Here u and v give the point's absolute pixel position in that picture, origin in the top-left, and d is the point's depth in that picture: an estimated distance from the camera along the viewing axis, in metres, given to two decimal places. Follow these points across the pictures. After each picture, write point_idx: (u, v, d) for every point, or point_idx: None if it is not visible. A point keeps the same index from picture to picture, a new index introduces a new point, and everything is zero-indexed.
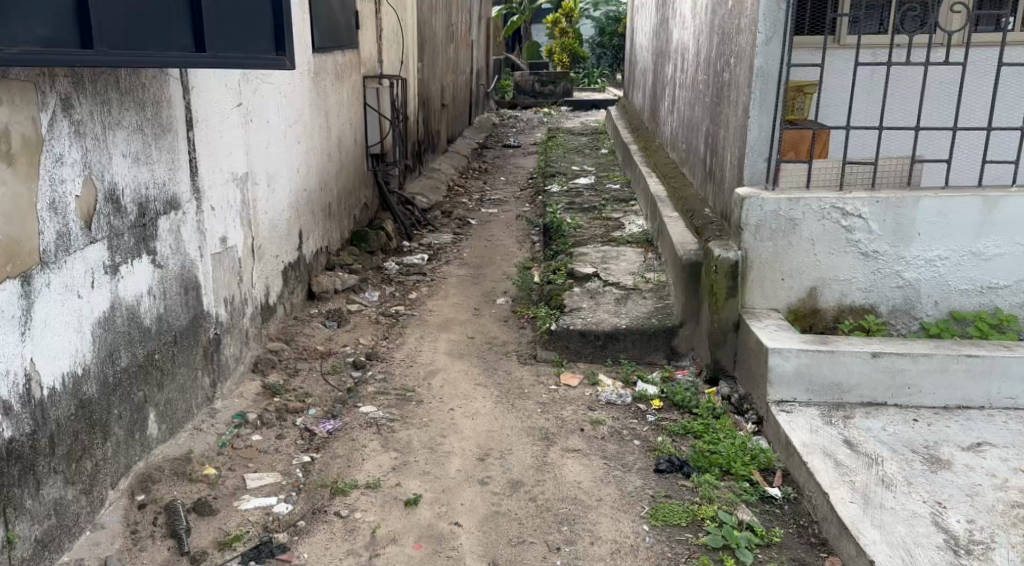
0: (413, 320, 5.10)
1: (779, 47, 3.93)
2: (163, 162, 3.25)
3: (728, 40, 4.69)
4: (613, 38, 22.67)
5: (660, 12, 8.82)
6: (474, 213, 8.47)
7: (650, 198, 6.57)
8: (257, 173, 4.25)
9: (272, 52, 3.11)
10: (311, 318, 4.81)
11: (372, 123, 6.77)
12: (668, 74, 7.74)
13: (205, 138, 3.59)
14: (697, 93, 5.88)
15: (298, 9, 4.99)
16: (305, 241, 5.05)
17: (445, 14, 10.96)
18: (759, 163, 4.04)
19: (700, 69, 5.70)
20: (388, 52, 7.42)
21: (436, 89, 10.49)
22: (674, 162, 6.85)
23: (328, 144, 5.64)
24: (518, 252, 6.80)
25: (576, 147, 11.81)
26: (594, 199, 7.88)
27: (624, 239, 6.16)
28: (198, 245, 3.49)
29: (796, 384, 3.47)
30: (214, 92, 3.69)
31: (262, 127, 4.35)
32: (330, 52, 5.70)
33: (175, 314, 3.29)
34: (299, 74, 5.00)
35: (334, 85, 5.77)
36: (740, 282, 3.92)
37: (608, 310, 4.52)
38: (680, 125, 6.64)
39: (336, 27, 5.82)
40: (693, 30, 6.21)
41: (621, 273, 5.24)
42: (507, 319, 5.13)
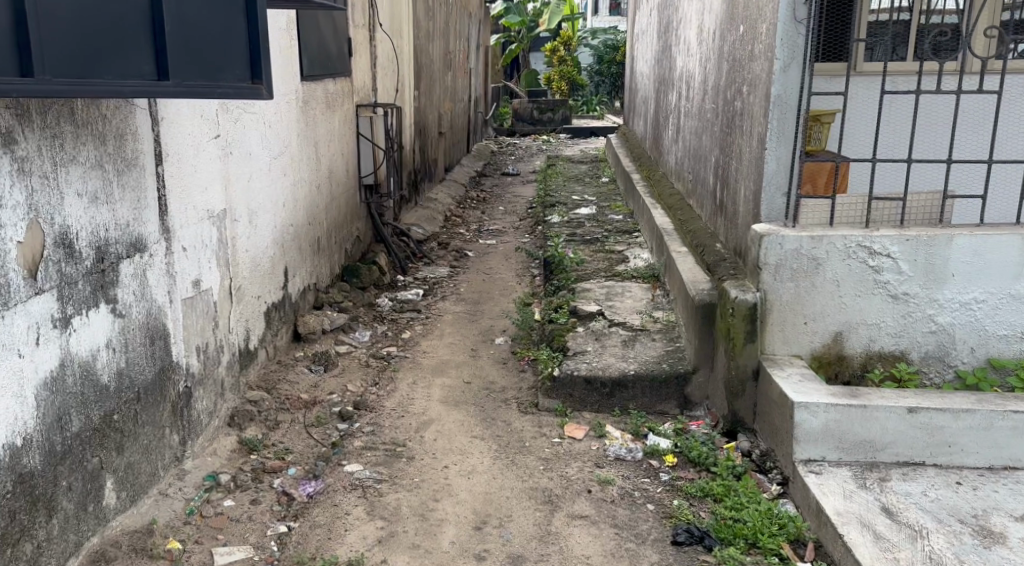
0: (406, 363, 4.78)
1: (797, 74, 3.67)
2: (127, 201, 2.96)
3: (740, 67, 4.42)
4: (611, 65, 22.50)
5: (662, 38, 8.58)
6: (472, 245, 8.17)
7: (655, 231, 6.28)
8: (238, 209, 3.96)
9: (248, 81, 2.80)
10: (296, 362, 4.49)
11: (365, 153, 6.49)
12: (672, 102, 7.48)
13: (178, 174, 3.31)
14: (704, 121, 5.61)
15: (284, 35, 4.73)
16: (291, 279, 4.75)
17: (442, 41, 10.74)
18: (776, 198, 3.76)
19: (708, 97, 5.43)
20: (382, 79, 7.16)
21: (433, 117, 10.25)
22: (680, 193, 6.57)
23: (317, 176, 5.36)
24: (517, 287, 6.50)
25: (576, 176, 11.54)
26: (595, 230, 7.59)
27: (628, 273, 5.86)
28: (166, 288, 3.20)
29: (825, 442, 3.17)
30: (190, 124, 3.41)
31: (244, 160, 4.07)
32: (320, 81, 5.43)
33: (139, 366, 2.99)
34: (285, 103, 4.73)
35: (324, 114, 5.50)
36: (759, 325, 3.62)
37: (615, 353, 4.20)
38: (686, 154, 6.36)
39: (327, 55, 5.56)
40: (699, 57, 5.95)
41: (628, 312, 4.93)
42: (506, 361, 4.81)
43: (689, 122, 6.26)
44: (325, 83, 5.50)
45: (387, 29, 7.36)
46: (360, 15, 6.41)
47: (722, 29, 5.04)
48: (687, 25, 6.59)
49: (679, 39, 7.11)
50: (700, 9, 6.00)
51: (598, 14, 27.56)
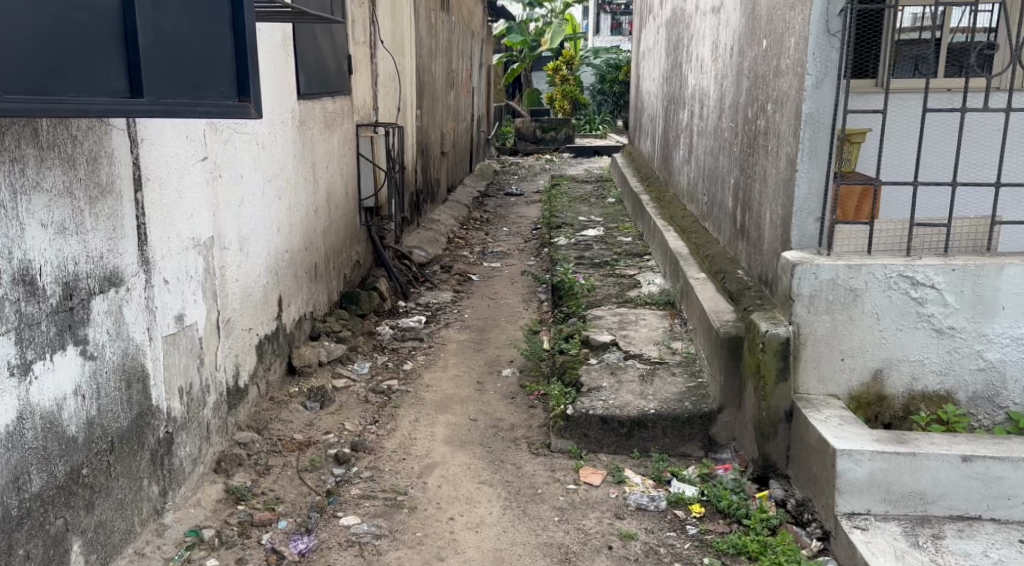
0: (408, 397, 4.49)
1: (831, 91, 3.41)
2: (102, 230, 2.68)
3: (765, 83, 4.15)
4: (614, 85, 22.29)
5: (671, 55, 8.33)
6: (476, 268, 7.90)
7: (668, 254, 6.00)
8: (227, 236, 3.69)
9: (234, 99, 2.53)
10: (290, 398, 4.20)
11: (366, 174, 6.23)
12: (683, 121, 7.22)
13: (161, 198, 3.04)
14: (721, 141, 5.35)
15: (279, 51, 4.47)
16: (285, 309, 4.46)
17: (445, 59, 10.51)
18: (808, 224, 3.48)
19: (726, 115, 5.16)
20: (383, 98, 6.92)
21: (435, 137, 9.99)
22: (694, 215, 6.30)
23: (315, 199, 5.09)
24: (524, 314, 6.22)
25: (580, 196, 11.27)
26: (604, 253, 7.31)
27: (642, 300, 5.57)
28: (145, 324, 2.92)
29: (870, 493, 2.89)
30: (174, 146, 3.14)
31: (235, 183, 3.80)
32: (318, 99, 5.17)
33: (112, 413, 2.71)
34: (281, 122, 4.47)
35: (323, 133, 5.25)
36: (792, 362, 3.34)
37: (632, 389, 3.91)
38: (700, 174, 6.08)
39: (326, 72, 5.30)
40: (714, 75, 5.71)
41: (643, 342, 4.65)
42: (514, 396, 4.52)
43: (703, 142, 6.00)
44: (324, 102, 5.25)
45: (389, 46, 7.12)
46: (360, 31, 6.17)
47: (741, 45, 4.79)
48: (700, 42, 6.35)
49: (690, 57, 6.86)
50: (714, 25, 5.76)
51: (600, 34, 27.41)
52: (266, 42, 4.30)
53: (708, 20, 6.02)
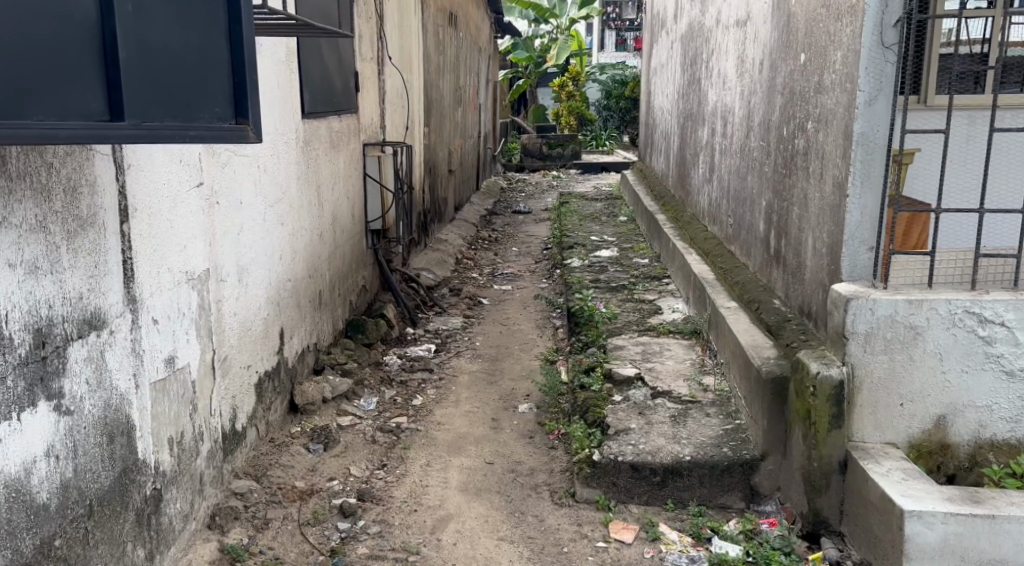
0: (418, 436, 4.19)
1: (885, 110, 3.13)
2: (81, 268, 2.39)
3: (805, 100, 3.85)
4: (620, 101, 22.03)
5: (687, 71, 8.05)
6: (486, 291, 7.60)
7: (690, 279, 5.70)
8: (225, 267, 3.39)
9: (229, 121, 2.25)
10: (292, 439, 3.90)
11: (373, 195, 5.94)
12: (702, 139, 6.93)
13: (151, 229, 2.75)
14: (749, 161, 5.05)
15: (282, 67, 4.18)
16: (287, 342, 4.16)
17: (452, 76, 10.24)
18: (861, 253, 3.19)
19: (755, 134, 4.87)
20: (391, 115, 6.64)
21: (443, 154, 9.71)
22: (717, 237, 5.99)
23: (320, 223, 4.80)
24: (538, 341, 5.91)
25: (591, 215, 10.97)
26: (621, 276, 7.01)
27: (665, 328, 5.27)
28: (131, 370, 2.63)
29: (944, 561, 2.61)
30: (166, 171, 2.85)
31: (234, 209, 3.51)
32: (324, 118, 4.89)
33: (91, 473, 2.42)
34: (284, 142, 4.18)
35: (329, 153, 4.97)
36: (845, 408, 3.04)
37: (664, 432, 3.59)
38: (725, 196, 5.78)
39: (332, 89, 5.02)
40: (740, 91, 5.41)
41: (670, 377, 4.34)
42: (532, 435, 4.21)
43: (728, 161, 5.70)
44: (330, 120, 4.97)
45: (397, 61, 6.85)
46: (368, 45, 5.90)
47: (774, 60, 4.50)
48: (722, 56, 6.06)
49: (710, 72, 6.58)
50: (740, 39, 5.48)
51: (605, 50, 27.18)
52: (269, 57, 4.01)
53: (732, 34, 5.73)
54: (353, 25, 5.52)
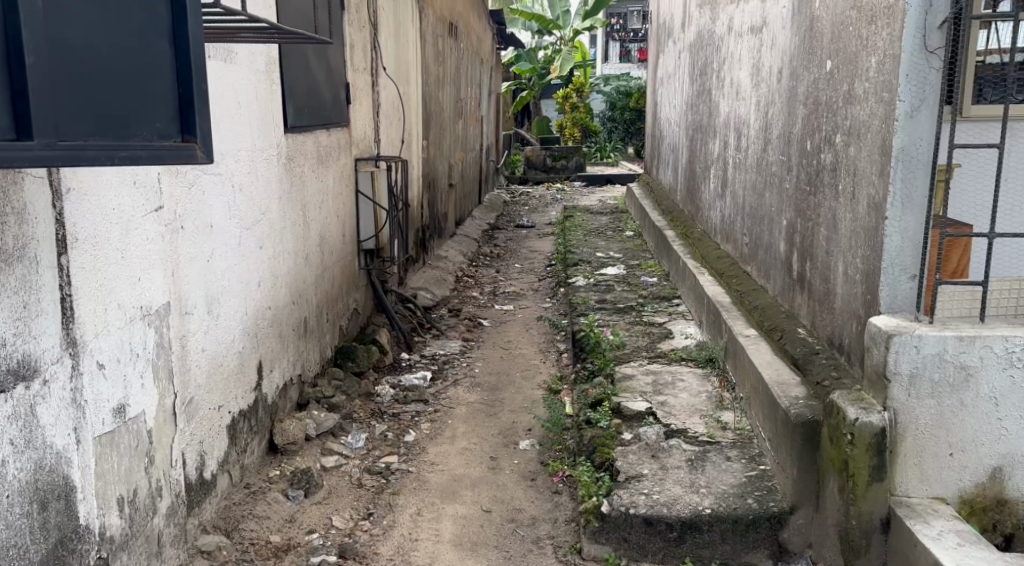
0: (409, 478, 3.84)
1: (928, 122, 2.79)
2: (6, 311, 2.06)
3: (833, 111, 3.50)
4: (625, 112, 21.67)
5: (696, 81, 7.71)
6: (487, 311, 7.25)
7: (703, 302, 5.35)
8: (193, 298, 3.06)
9: (174, 138, 1.91)
10: (270, 484, 3.56)
11: (366, 213, 5.60)
12: (713, 151, 6.58)
13: (98, 261, 2.41)
14: (767, 176, 4.70)
15: (263, 77, 3.83)
16: (266, 376, 3.82)
17: (453, 88, 9.92)
18: (901, 282, 2.86)
19: (775, 148, 4.51)
20: (387, 128, 6.31)
21: (443, 168, 9.37)
22: (732, 257, 5.63)
23: (306, 244, 4.46)
24: (541, 367, 5.56)
25: (596, 229, 10.62)
26: (628, 296, 6.66)
27: (678, 356, 4.91)
28: (71, 424, 2.29)
29: None
30: (117, 195, 2.51)
31: (204, 234, 3.18)
32: (311, 132, 4.55)
33: (13, 550, 2.08)
34: (265, 159, 3.85)
35: (317, 170, 4.64)
36: (888, 459, 2.70)
37: (680, 479, 3.25)
38: (740, 213, 5.43)
39: (320, 102, 4.68)
40: (756, 102, 5.06)
41: (685, 413, 3.98)
42: (534, 476, 3.85)
43: (743, 175, 5.35)
44: (317, 135, 4.64)
45: (393, 70, 6.53)
46: (360, 54, 5.57)
47: (796, 69, 4.15)
48: (736, 65, 5.71)
49: (723, 82, 6.23)
50: (755, 46, 5.13)
51: (609, 61, 26.81)
52: (250, 65, 3.69)
53: (747, 41, 5.39)
54: (344, 33, 5.19)
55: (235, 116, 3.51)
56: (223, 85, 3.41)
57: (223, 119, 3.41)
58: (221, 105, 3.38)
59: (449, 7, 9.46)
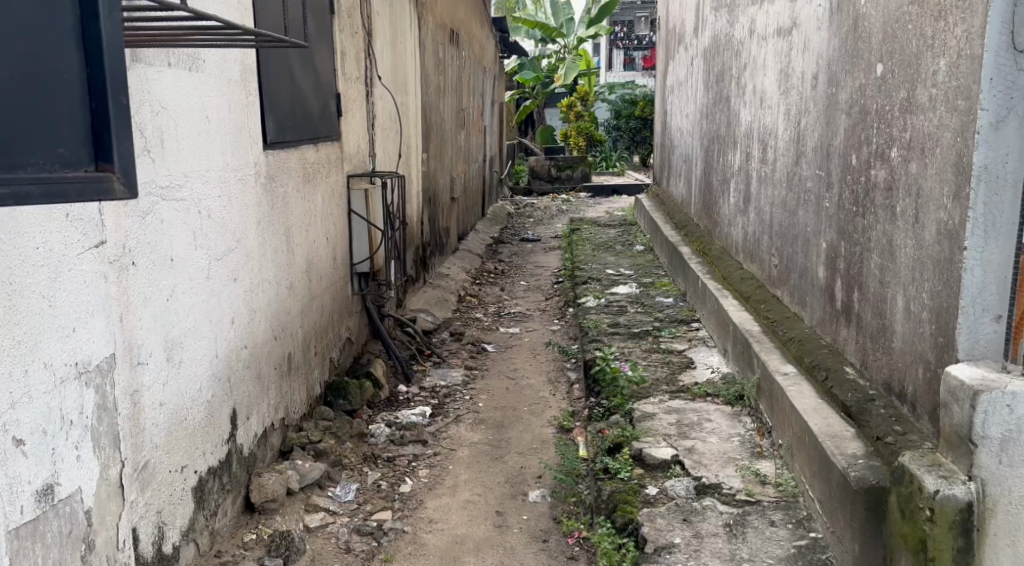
0: (405, 540, 3.40)
1: (1016, 135, 2.34)
2: None
3: (888, 123, 3.06)
4: (630, 120, 21.19)
5: (712, 88, 7.26)
6: (492, 334, 6.80)
7: (728, 329, 4.90)
8: (147, 346, 2.62)
9: (87, 167, 1.52)
10: (244, 552, 3.13)
11: (359, 234, 5.15)
12: (733, 163, 6.13)
13: (14, 312, 1.99)
14: (801, 192, 4.26)
15: (238, 86, 3.38)
16: (243, 426, 3.39)
17: (454, 98, 9.48)
18: (984, 323, 2.42)
19: (812, 161, 4.07)
20: (383, 141, 5.88)
21: (444, 181, 8.93)
22: (758, 279, 5.18)
23: (291, 272, 4.01)
24: (551, 400, 5.11)
25: (604, 243, 10.17)
26: (643, 318, 6.22)
27: (704, 391, 4.46)
28: None
29: None
30: (43, 232, 2.08)
31: (163, 269, 2.74)
32: (298, 148, 4.12)
33: None
34: (242, 179, 3.40)
35: (304, 189, 4.20)
36: (975, 539, 2.28)
37: (718, 551, 2.83)
38: (767, 232, 4.98)
39: (307, 114, 4.24)
40: (785, 111, 4.62)
41: (716, 461, 3.55)
42: (546, 535, 3.42)
43: (770, 191, 4.91)
44: (305, 151, 4.21)
45: (389, 79, 6.09)
46: (354, 62, 5.14)
47: (837, 74, 3.71)
48: (761, 71, 5.26)
49: (744, 89, 5.78)
50: (784, 50, 4.69)
51: (613, 69, 26.33)
52: (223, 71, 3.25)
53: (774, 45, 4.94)
54: (334, 38, 4.76)
55: (203, 130, 3.07)
56: (190, 95, 2.97)
57: (190, 137, 2.96)
58: (186, 118, 2.94)
59: (449, 14, 9.02)
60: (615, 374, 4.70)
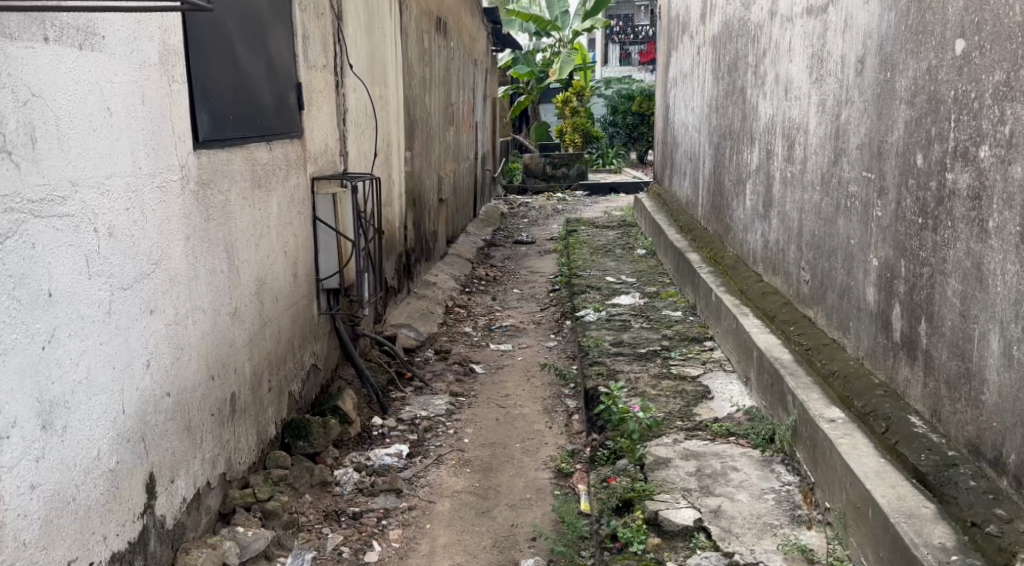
0: None
1: None
2: None
3: (986, 116, 2.43)
4: (626, 116, 20.45)
5: (723, 78, 6.60)
6: (481, 351, 6.15)
7: (752, 354, 4.27)
8: (14, 412, 2.02)
9: None
10: None
11: (326, 244, 4.46)
12: (751, 162, 5.49)
13: None
14: (844, 198, 3.62)
15: (158, 70, 2.71)
16: (166, 493, 2.75)
17: (442, 92, 8.80)
18: None
19: (861, 162, 3.44)
20: (358, 139, 5.23)
21: (431, 181, 8.26)
22: (784, 295, 4.55)
23: (235, 295, 3.33)
24: (548, 434, 4.49)
25: (603, 246, 9.53)
26: (650, 335, 5.58)
27: (727, 430, 3.84)
28: None
29: None
30: None
31: (41, 310, 2.13)
32: (246, 148, 3.46)
33: None
34: (160, 186, 2.72)
35: (255, 195, 3.54)
36: None
37: None
38: (797, 242, 4.35)
39: (258, 107, 3.58)
40: (822, 104, 3.99)
41: (752, 530, 2.95)
42: None
43: (802, 195, 4.29)
44: (256, 150, 3.57)
45: (366, 68, 5.44)
46: (320, 48, 4.48)
47: (897, 56, 3.08)
48: (787, 58, 4.62)
49: (765, 79, 5.15)
50: (818, 32, 4.06)
51: (608, 64, 25.61)
52: (132, 48, 2.56)
53: (805, 27, 4.31)
54: (295, 18, 4.10)
55: (101, 123, 2.39)
56: (83, 79, 2.31)
57: (84, 134, 2.30)
58: (75, 107, 2.27)
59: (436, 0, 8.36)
60: (624, 412, 3.97)
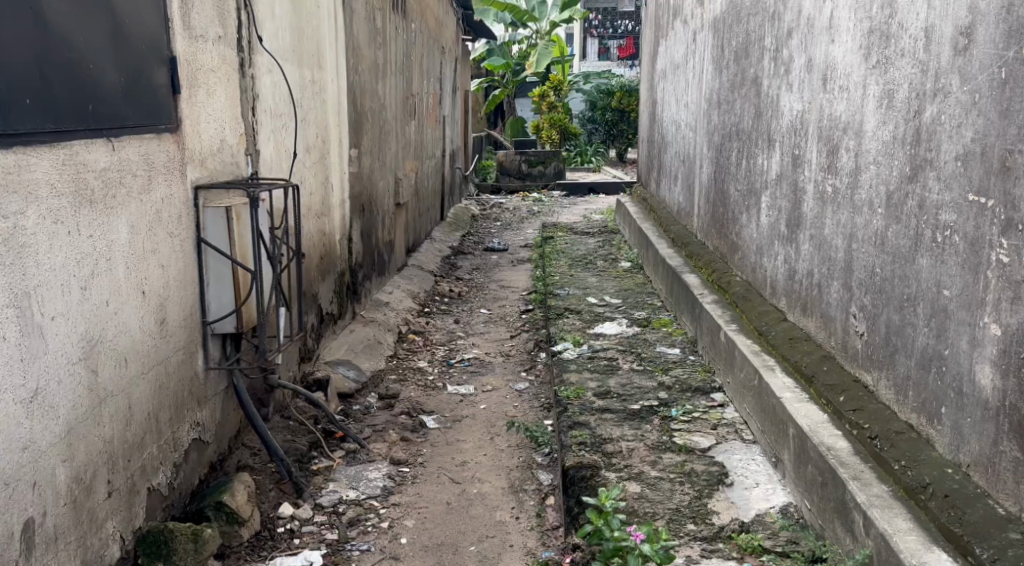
0: None
1: None
2: None
3: None
4: (605, 112, 19.33)
5: (729, 66, 5.52)
6: (435, 395, 5.02)
7: (786, 430, 3.19)
8: None
9: None
10: None
11: (217, 274, 3.26)
12: (769, 169, 4.42)
13: None
14: (934, 229, 2.54)
15: None
16: None
17: (399, 80, 7.64)
18: None
19: (966, 181, 2.37)
20: (275, 135, 4.09)
21: (385, 183, 7.11)
22: (824, 347, 3.47)
23: (34, 369, 2.21)
24: (515, 525, 3.41)
25: (583, 257, 8.43)
26: (643, 381, 4.49)
27: (765, 546, 2.78)
28: None
29: None
30: None
31: None
32: (67, 148, 2.36)
33: None
34: None
35: (83, 217, 2.42)
36: None
37: None
38: (846, 279, 3.27)
39: (85, 86, 2.47)
40: (886, 95, 2.92)
41: None
42: None
43: (852, 218, 3.21)
44: (87, 149, 2.45)
45: (287, 45, 4.30)
46: (212, 13, 3.34)
47: None
48: (826, 37, 3.55)
49: (790, 66, 4.07)
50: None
51: (586, 59, 24.52)
52: None
53: None
54: None
55: None
56: None
57: None
58: None
59: None
60: (619, 537, 2.65)
